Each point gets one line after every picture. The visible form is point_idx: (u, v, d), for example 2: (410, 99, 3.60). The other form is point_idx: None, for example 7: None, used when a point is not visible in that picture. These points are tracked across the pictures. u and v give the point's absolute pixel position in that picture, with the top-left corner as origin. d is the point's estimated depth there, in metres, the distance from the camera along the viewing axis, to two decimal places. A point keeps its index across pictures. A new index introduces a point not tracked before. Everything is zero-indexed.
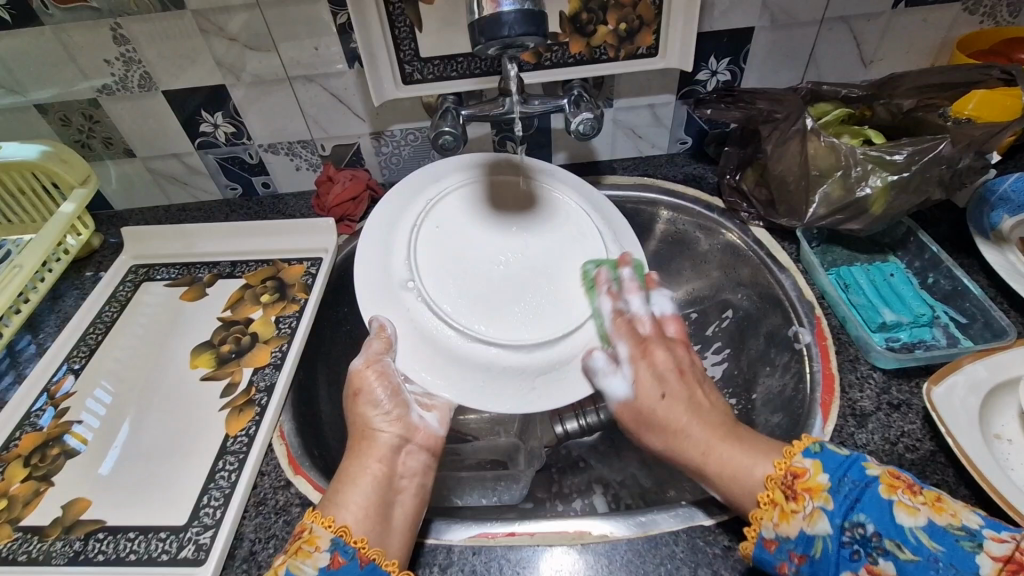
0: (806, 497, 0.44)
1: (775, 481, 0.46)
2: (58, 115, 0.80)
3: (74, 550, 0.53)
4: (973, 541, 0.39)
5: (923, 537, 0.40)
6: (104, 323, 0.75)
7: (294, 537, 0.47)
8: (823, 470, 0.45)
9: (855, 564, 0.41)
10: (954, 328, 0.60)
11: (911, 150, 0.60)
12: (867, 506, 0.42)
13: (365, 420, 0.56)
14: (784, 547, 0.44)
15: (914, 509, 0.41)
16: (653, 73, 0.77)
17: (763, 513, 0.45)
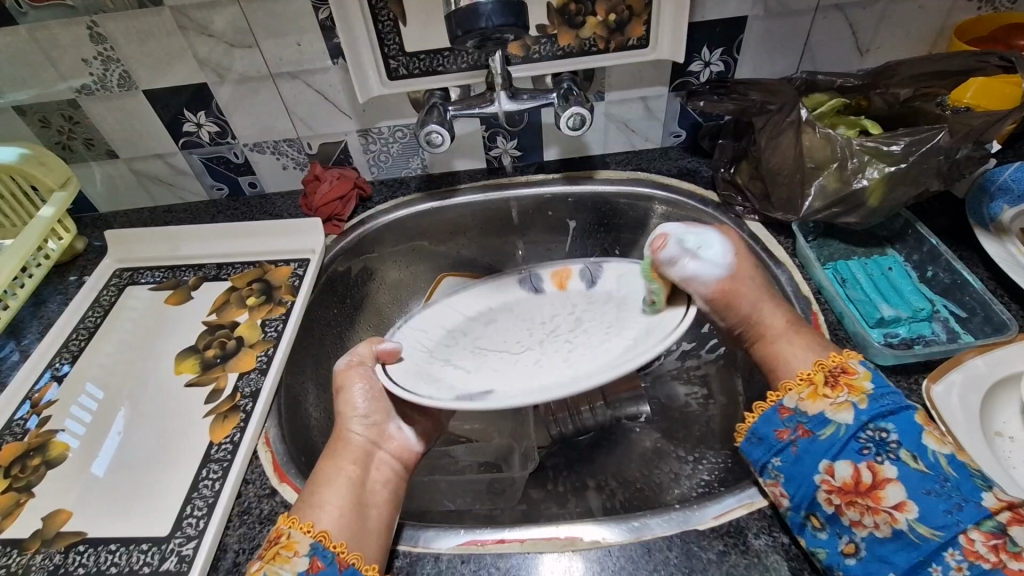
0: (844, 390, 0.50)
1: (824, 368, 0.52)
2: (37, 117, 0.78)
3: (54, 564, 0.52)
4: (984, 483, 0.44)
5: (941, 460, 0.45)
6: (87, 329, 0.73)
7: (272, 542, 0.47)
8: (872, 380, 0.50)
9: (860, 456, 0.46)
10: (954, 323, 0.59)
11: (908, 140, 0.59)
12: (897, 420, 0.47)
13: (343, 421, 0.56)
14: (798, 418, 0.50)
15: (941, 440, 0.46)
16: (645, 65, 0.75)
17: (796, 386, 0.52)
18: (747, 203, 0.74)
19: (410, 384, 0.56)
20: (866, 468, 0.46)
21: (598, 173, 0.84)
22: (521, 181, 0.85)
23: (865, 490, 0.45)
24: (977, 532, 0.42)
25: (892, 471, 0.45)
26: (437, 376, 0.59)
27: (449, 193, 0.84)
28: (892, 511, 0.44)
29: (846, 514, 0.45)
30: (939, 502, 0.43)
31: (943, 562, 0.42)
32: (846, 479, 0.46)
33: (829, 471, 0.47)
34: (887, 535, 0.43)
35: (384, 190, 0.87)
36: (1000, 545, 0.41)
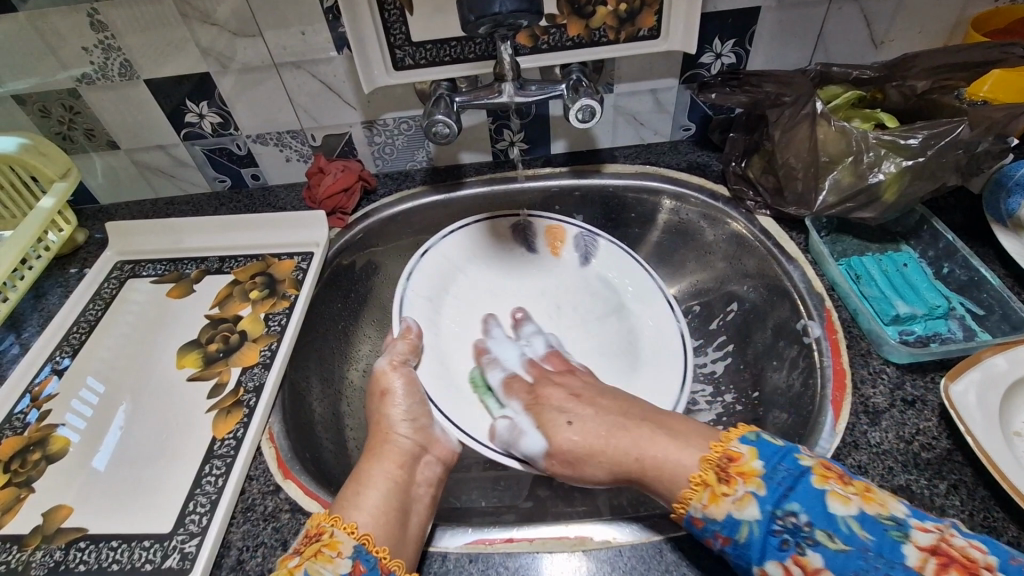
0: (738, 481, 0.46)
1: (711, 463, 0.48)
2: (37, 106, 0.77)
3: (55, 560, 0.51)
4: (899, 531, 0.41)
5: (854, 526, 0.41)
6: (88, 322, 0.72)
7: (311, 539, 0.46)
8: (759, 457, 0.46)
9: (782, 553, 0.42)
10: (970, 320, 0.58)
11: (925, 134, 0.57)
12: (798, 495, 0.44)
13: (389, 421, 0.56)
14: (709, 527, 0.45)
15: (847, 499, 0.43)
16: (655, 57, 0.74)
17: (693, 494, 0.47)
18: (759, 198, 0.73)
19: (466, 420, 0.61)
20: (793, 564, 0.42)
21: (607, 166, 0.83)
22: (528, 175, 0.83)
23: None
24: None
25: (818, 559, 0.41)
26: (478, 404, 0.65)
27: (455, 186, 0.84)
28: None
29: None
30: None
31: None
32: None
33: (764, 572, 0.43)
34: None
35: (389, 182, 0.86)
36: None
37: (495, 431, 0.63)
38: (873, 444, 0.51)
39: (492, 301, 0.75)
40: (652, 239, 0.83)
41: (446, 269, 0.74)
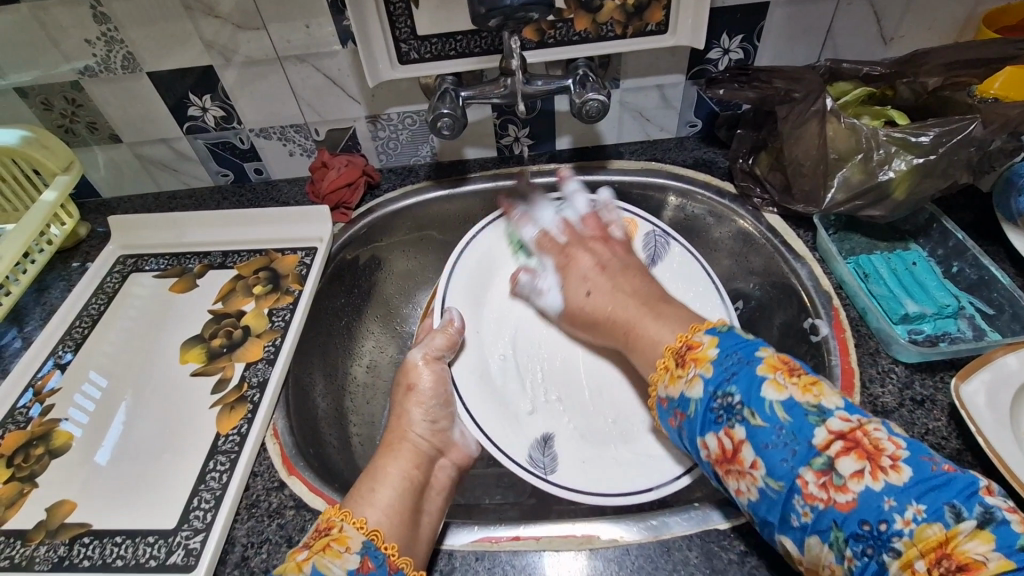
0: (691, 364, 0.48)
1: (674, 352, 0.51)
2: (39, 99, 0.76)
3: (58, 556, 0.51)
4: (820, 417, 0.41)
5: (777, 409, 0.42)
6: (91, 316, 0.72)
7: (321, 533, 0.45)
8: (716, 345, 0.48)
9: (716, 426, 0.45)
10: (980, 319, 0.57)
11: (937, 131, 0.57)
12: (739, 379, 0.45)
13: (409, 420, 0.56)
14: (671, 404, 0.49)
15: (782, 386, 0.43)
16: (662, 52, 0.73)
17: (659, 377, 0.51)
18: (766, 195, 0.73)
19: (489, 419, 0.62)
20: (724, 436, 0.44)
21: (612, 163, 0.82)
22: (533, 171, 0.83)
23: (731, 457, 0.44)
24: (810, 472, 0.40)
25: (741, 433, 0.43)
26: (509, 405, 0.65)
27: (459, 181, 0.83)
28: (751, 471, 0.42)
29: (728, 484, 0.44)
30: (777, 453, 0.41)
31: (795, 510, 0.40)
32: (715, 450, 0.45)
33: (704, 445, 0.46)
34: (754, 498, 0.42)
35: (393, 177, 0.85)
36: (828, 482, 0.39)
37: (518, 436, 0.63)
38: None
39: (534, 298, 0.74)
40: None
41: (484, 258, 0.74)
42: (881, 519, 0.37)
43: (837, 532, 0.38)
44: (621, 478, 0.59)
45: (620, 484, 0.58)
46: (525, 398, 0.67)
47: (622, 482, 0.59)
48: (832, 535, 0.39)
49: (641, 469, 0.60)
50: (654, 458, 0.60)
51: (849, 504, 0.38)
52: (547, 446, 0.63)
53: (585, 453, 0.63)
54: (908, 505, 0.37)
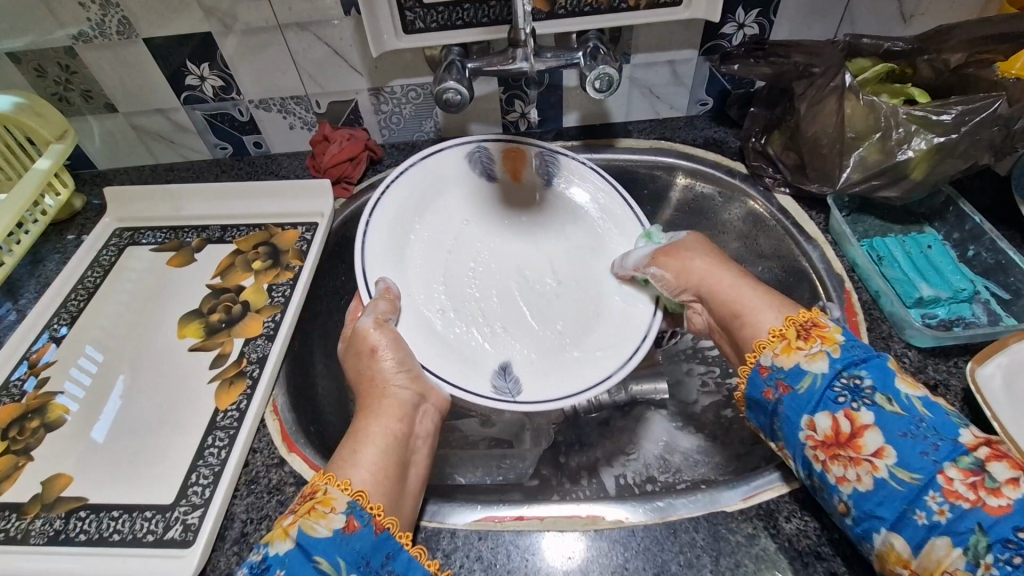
0: (817, 341, 0.46)
1: (795, 323, 0.48)
2: (33, 65, 0.74)
3: (54, 529, 0.50)
4: (959, 421, 0.41)
5: (914, 401, 0.42)
6: (87, 289, 0.71)
7: (307, 497, 0.43)
8: (843, 332, 0.47)
9: (835, 406, 0.44)
10: (995, 305, 0.56)
11: (960, 109, 0.55)
12: (870, 367, 0.44)
13: (381, 373, 0.54)
14: (775, 374, 0.47)
15: (916, 384, 0.43)
16: (676, 26, 0.71)
17: (769, 342, 0.48)
18: (778, 175, 0.71)
19: (451, 372, 0.60)
20: (843, 417, 0.43)
21: (620, 141, 0.81)
22: None
23: (846, 441, 0.42)
24: (955, 471, 0.39)
25: (869, 418, 0.42)
26: (460, 351, 0.64)
27: None
28: (872, 460, 0.41)
29: (832, 469, 0.43)
30: (915, 444, 0.40)
31: (925, 508, 0.38)
32: (826, 432, 0.43)
33: (810, 426, 0.44)
34: (870, 487, 0.41)
35: (395, 153, 0.83)
36: (978, 483, 0.38)
37: (478, 375, 0.62)
38: None
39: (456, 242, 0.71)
40: (664, 217, 0.80)
41: (401, 212, 0.69)
42: None
43: (979, 536, 0.36)
44: (582, 377, 0.61)
45: (582, 383, 0.60)
46: (475, 338, 0.65)
47: (584, 381, 0.61)
48: (972, 538, 0.37)
49: (595, 366, 0.62)
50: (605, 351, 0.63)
51: (1002, 509, 0.37)
52: (506, 375, 0.62)
53: (542, 365, 0.64)
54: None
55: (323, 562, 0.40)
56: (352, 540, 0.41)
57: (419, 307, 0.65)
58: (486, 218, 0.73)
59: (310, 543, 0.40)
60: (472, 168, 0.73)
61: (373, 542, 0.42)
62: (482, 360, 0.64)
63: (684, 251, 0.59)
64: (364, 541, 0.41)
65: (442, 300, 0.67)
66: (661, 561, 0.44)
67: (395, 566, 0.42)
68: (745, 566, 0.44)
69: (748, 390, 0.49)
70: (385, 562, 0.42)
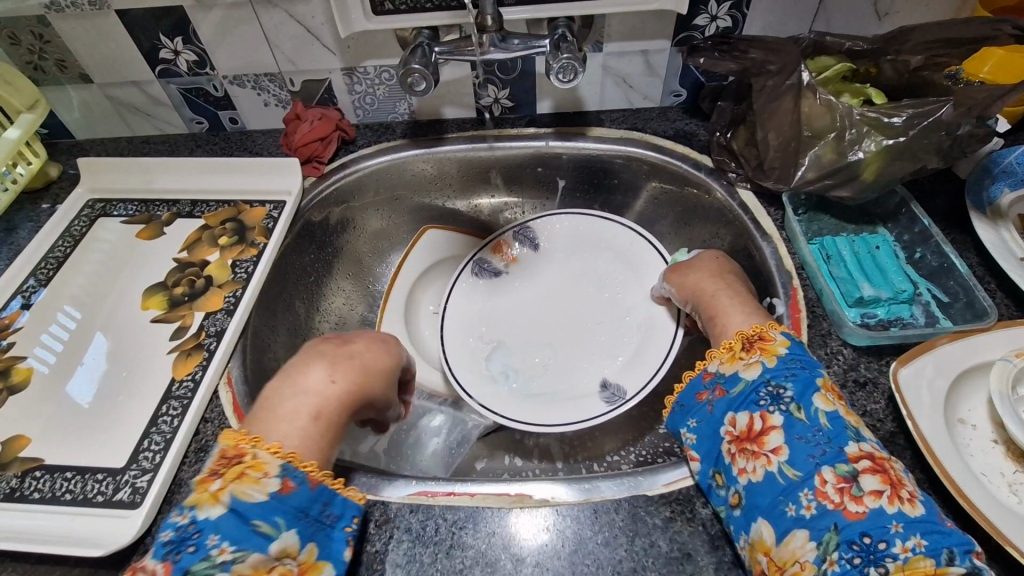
0: (757, 351, 0.49)
1: (743, 336, 0.51)
2: (6, 33, 0.75)
3: (11, 487, 0.52)
4: (855, 436, 0.43)
5: (821, 413, 0.44)
6: (56, 258, 0.72)
7: (231, 461, 0.42)
8: (788, 346, 0.49)
9: (755, 407, 0.46)
10: (935, 307, 0.57)
11: (910, 113, 0.56)
12: (797, 379, 0.46)
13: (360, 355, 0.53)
14: (716, 379, 0.50)
15: (831, 400, 0.45)
16: (648, 15, 0.71)
17: (718, 354, 0.51)
18: (741, 170, 0.71)
19: (573, 415, 0.68)
20: (758, 417, 0.45)
21: (591, 130, 0.81)
22: (511, 134, 0.81)
23: (754, 437, 0.45)
24: (831, 475, 0.41)
25: (778, 420, 0.44)
26: (561, 400, 0.71)
27: (436, 141, 0.82)
28: (769, 455, 0.43)
29: (736, 462, 0.45)
30: (806, 447, 0.42)
31: (797, 502, 0.41)
32: (742, 428, 0.46)
33: (731, 422, 0.47)
34: (760, 479, 0.43)
35: (369, 134, 0.84)
36: (846, 489, 0.40)
37: (590, 402, 0.69)
38: None
39: (505, 324, 0.79)
40: None
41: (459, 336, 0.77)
42: (882, 537, 0.37)
43: (832, 534, 0.39)
44: (658, 346, 0.70)
45: (658, 353, 0.70)
46: (565, 381, 0.73)
47: (660, 348, 0.70)
48: (825, 535, 0.39)
49: (659, 339, 0.71)
50: (654, 326, 0.72)
51: (858, 515, 0.39)
52: (609, 387, 0.70)
53: (625, 360, 0.72)
54: (911, 535, 0.37)
55: (260, 524, 0.39)
56: (289, 500, 0.41)
57: (514, 391, 0.72)
58: (519, 296, 0.81)
59: (244, 509, 0.39)
60: (480, 278, 0.82)
61: (310, 496, 0.42)
62: (582, 390, 0.71)
63: (685, 268, 0.64)
64: (300, 498, 0.42)
65: (516, 379, 0.73)
66: (580, 539, 0.46)
67: (332, 509, 0.43)
68: (660, 547, 0.46)
69: (687, 390, 0.52)
70: (324, 509, 0.43)
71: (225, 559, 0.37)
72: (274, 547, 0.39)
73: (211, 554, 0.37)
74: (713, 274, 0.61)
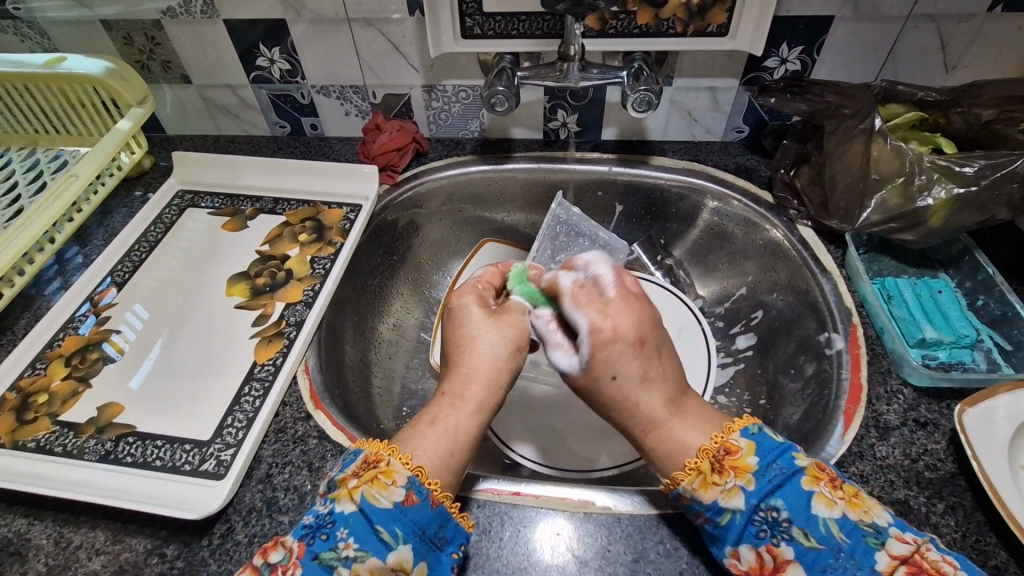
0: (730, 474, 0.46)
1: (707, 453, 0.47)
2: (122, 33, 0.81)
3: (105, 449, 0.56)
4: (877, 539, 0.42)
5: (833, 529, 0.42)
6: (149, 243, 0.77)
7: (369, 465, 0.46)
8: (754, 454, 0.46)
9: (757, 540, 0.44)
10: (996, 354, 0.58)
11: (983, 163, 0.58)
12: (785, 494, 0.44)
13: (461, 343, 0.54)
14: (695, 507, 0.47)
15: (832, 502, 0.43)
16: (720, 54, 0.74)
17: (685, 476, 0.47)
18: (803, 208, 0.73)
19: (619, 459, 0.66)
20: (766, 552, 0.44)
21: (653, 158, 0.84)
22: (576, 157, 0.85)
23: (770, 573, 0.44)
24: None
25: (788, 553, 0.43)
26: (602, 443, 0.68)
27: (503, 159, 0.86)
28: None
29: None
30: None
31: None
32: (751, 564, 0.44)
33: (734, 555, 0.45)
34: None
35: (440, 148, 0.88)
36: None
37: (632, 442, 0.68)
38: (879, 457, 0.52)
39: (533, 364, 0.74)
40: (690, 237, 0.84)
41: None
42: None
43: None
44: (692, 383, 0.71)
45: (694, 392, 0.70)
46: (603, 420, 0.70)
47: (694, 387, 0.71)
48: None
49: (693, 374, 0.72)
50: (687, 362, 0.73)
51: None
52: None
53: None
54: None
55: (383, 531, 0.43)
56: (410, 513, 0.44)
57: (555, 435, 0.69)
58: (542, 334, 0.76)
59: (372, 511, 0.43)
60: None
61: (429, 515, 0.44)
62: (623, 429, 0.70)
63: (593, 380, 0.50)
64: (420, 514, 0.44)
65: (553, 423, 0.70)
66: (642, 548, 0.48)
67: (445, 532, 0.45)
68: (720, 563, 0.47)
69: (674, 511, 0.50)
70: (438, 531, 0.45)
71: (348, 554, 0.42)
72: (391, 557, 0.42)
73: (338, 546, 0.42)
74: (635, 386, 0.49)
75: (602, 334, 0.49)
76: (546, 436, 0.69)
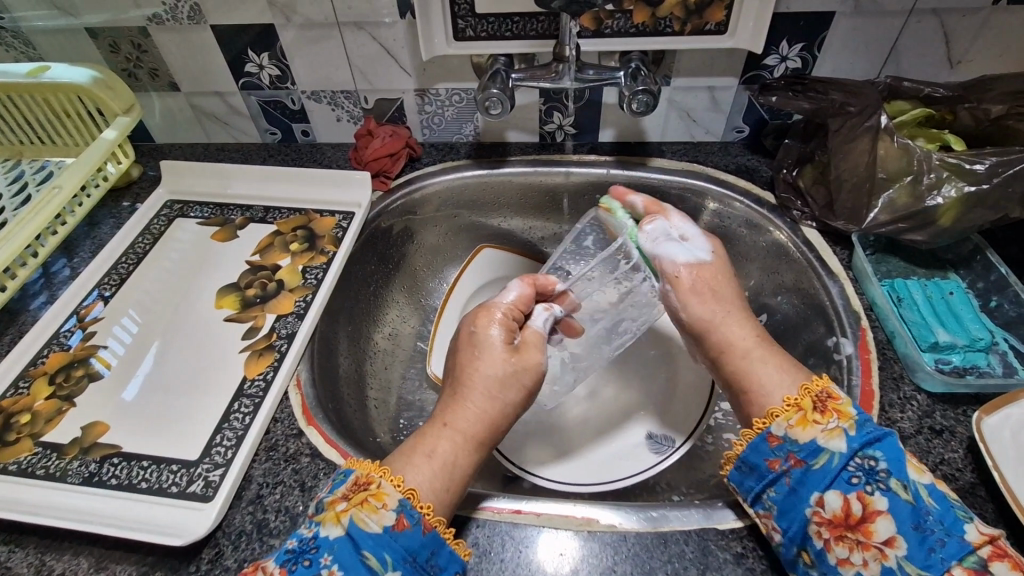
0: (833, 415, 0.46)
1: (810, 393, 0.48)
2: (107, 41, 0.80)
3: (89, 471, 0.54)
4: (965, 515, 0.41)
5: (923, 492, 0.42)
6: (137, 254, 0.75)
7: (359, 487, 0.44)
8: (857, 406, 0.46)
9: (849, 487, 0.43)
10: (1012, 357, 0.57)
11: (994, 160, 0.56)
12: (885, 448, 0.44)
13: (471, 376, 0.52)
14: (787, 446, 0.46)
15: (921, 469, 0.43)
16: (720, 52, 0.72)
17: (783, 411, 0.47)
18: (806, 209, 0.72)
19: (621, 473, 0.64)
20: (855, 500, 0.43)
21: (652, 159, 0.82)
22: (574, 160, 0.83)
23: (855, 524, 0.42)
24: (959, 568, 0.39)
25: (881, 504, 0.42)
26: (603, 457, 0.66)
27: (498, 163, 0.84)
28: (881, 547, 0.41)
29: (834, 550, 0.42)
30: (924, 538, 0.40)
31: None
32: (836, 512, 0.43)
33: (819, 503, 0.44)
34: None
35: (434, 152, 0.87)
36: None
37: (634, 455, 0.66)
38: None
39: None
40: None
41: None
42: None
43: None
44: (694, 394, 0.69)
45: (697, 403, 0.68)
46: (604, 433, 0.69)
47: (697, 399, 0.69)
48: None
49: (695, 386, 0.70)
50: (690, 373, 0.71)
51: None
52: (651, 436, 0.68)
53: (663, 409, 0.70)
54: None
55: (370, 558, 0.40)
56: (401, 538, 0.42)
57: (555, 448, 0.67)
58: None
59: (360, 536, 0.41)
60: None
61: (421, 541, 0.42)
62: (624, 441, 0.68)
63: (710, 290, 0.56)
64: (411, 540, 0.42)
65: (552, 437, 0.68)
66: (649, 569, 0.46)
67: (438, 560, 0.43)
68: None
69: (746, 455, 0.48)
70: (431, 557, 0.42)
71: None
72: None
73: (321, 573, 0.40)
74: (739, 312, 0.55)
75: (721, 256, 0.58)
76: (540, 451, 0.67)
